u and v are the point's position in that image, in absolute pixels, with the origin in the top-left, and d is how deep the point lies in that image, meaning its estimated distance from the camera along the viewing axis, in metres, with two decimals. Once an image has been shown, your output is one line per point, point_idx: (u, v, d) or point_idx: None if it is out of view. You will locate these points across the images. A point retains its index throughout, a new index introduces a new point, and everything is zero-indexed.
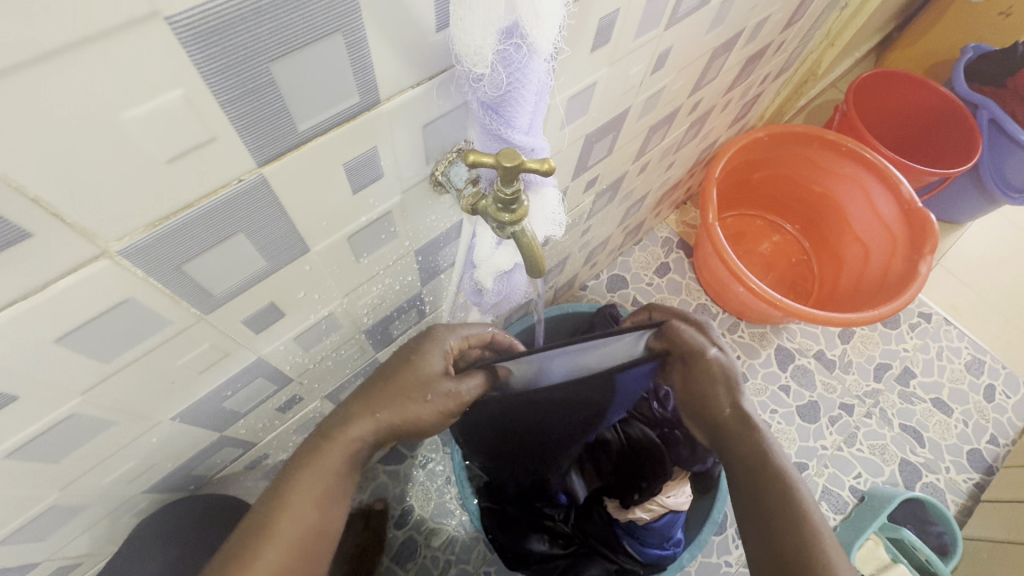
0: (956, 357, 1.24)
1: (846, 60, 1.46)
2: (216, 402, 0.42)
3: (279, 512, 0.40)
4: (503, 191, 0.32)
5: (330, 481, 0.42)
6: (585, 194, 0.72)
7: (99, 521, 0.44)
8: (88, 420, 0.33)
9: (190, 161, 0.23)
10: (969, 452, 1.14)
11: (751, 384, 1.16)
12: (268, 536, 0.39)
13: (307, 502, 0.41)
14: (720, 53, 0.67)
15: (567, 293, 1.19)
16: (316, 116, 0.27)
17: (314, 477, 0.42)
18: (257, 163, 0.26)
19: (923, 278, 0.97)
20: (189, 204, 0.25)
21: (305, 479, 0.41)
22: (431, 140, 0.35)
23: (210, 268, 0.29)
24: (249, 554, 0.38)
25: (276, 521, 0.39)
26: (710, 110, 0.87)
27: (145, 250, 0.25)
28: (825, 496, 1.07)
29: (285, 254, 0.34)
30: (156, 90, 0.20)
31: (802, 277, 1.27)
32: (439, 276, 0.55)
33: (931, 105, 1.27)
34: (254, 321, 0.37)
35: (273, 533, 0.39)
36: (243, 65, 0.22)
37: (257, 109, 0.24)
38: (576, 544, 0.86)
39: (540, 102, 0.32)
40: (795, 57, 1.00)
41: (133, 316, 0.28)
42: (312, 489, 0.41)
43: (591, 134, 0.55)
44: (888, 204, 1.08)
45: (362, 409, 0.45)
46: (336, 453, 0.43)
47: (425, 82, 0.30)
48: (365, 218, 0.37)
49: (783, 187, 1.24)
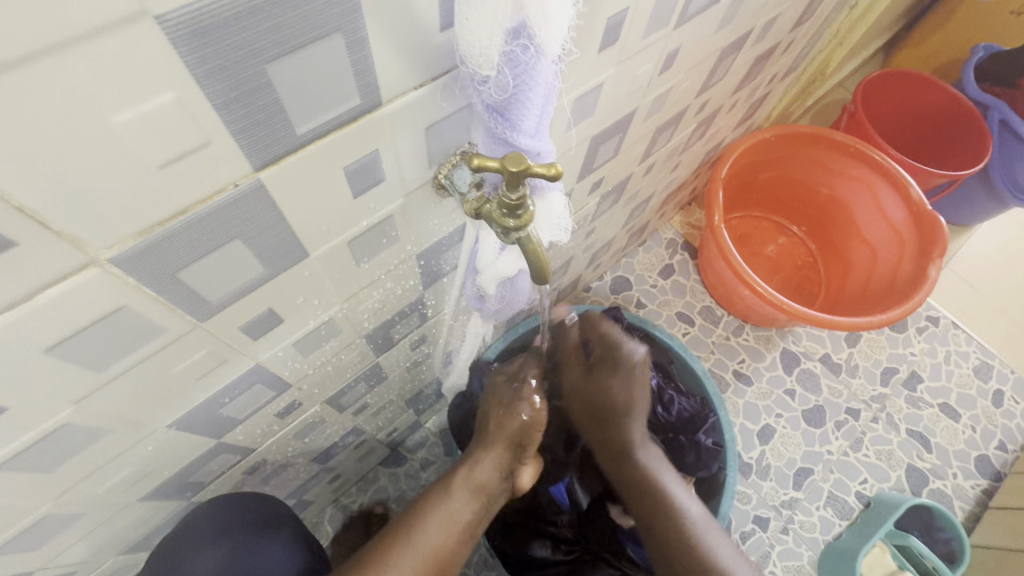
0: (964, 362, 1.22)
1: (854, 59, 1.44)
2: (214, 409, 0.41)
3: (417, 529, 0.50)
4: (509, 196, 0.31)
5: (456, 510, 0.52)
6: (589, 195, 0.70)
7: (96, 529, 0.43)
8: (82, 429, 0.32)
9: (184, 166, 0.22)
10: (977, 457, 1.13)
11: (756, 388, 1.15)
12: (406, 547, 0.48)
13: (439, 525, 0.51)
14: (729, 53, 0.66)
15: (571, 295, 1.17)
16: (315, 119, 0.26)
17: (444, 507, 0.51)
18: (253, 167, 0.25)
19: (932, 282, 0.96)
20: (182, 210, 0.24)
21: (434, 504, 0.52)
22: (434, 143, 0.34)
23: (206, 275, 0.29)
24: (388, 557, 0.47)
25: (413, 537, 0.49)
26: (717, 111, 0.86)
27: (137, 257, 0.24)
28: (831, 501, 1.06)
29: (283, 261, 0.33)
30: (147, 93, 0.19)
31: (808, 280, 1.26)
32: (441, 280, 0.54)
33: (941, 106, 1.26)
34: (253, 327, 0.36)
35: (409, 543, 0.49)
36: (236, 67, 0.21)
37: (253, 113, 0.23)
38: (579, 550, 0.84)
39: (546, 105, 0.31)
40: (804, 57, 0.98)
41: (127, 326, 0.28)
42: (445, 510, 0.52)
43: (597, 136, 0.54)
44: (896, 206, 1.06)
45: (484, 448, 0.55)
46: (461, 485, 0.53)
47: (428, 83, 0.29)
48: (366, 222, 0.36)
49: (790, 189, 1.22)
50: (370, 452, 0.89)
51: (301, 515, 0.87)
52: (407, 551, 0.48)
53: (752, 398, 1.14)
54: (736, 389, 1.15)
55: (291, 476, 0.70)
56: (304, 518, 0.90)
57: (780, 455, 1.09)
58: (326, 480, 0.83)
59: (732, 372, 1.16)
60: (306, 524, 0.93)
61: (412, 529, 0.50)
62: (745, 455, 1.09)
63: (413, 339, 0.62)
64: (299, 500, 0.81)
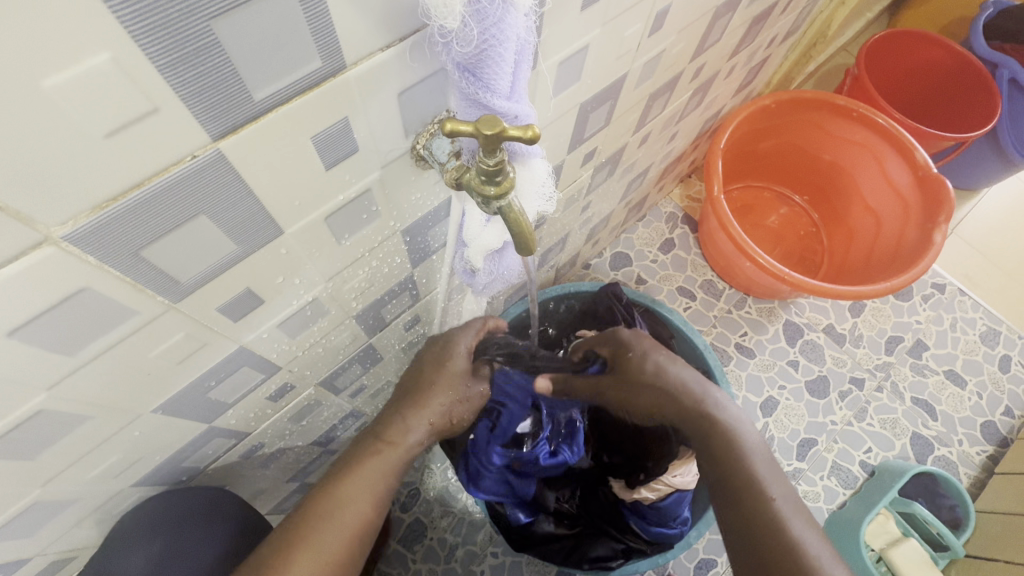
0: (970, 328, 1.21)
1: (857, 21, 1.40)
2: (201, 393, 0.41)
3: (338, 504, 0.46)
4: (486, 162, 0.30)
5: (383, 473, 0.49)
6: (583, 167, 0.69)
7: (90, 516, 0.43)
8: (61, 416, 0.31)
9: (132, 135, 0.21)
10: (983, 424, 1.12)
11: (758, 360, 1.15)
12: (324, 524, 0.45)
13: (362, 497, 0.47)
14: (724, 12, 0.63)
15: (570, 273, 1.16)
16: (272, 85, 0.24)
17: (372, 470, 0.49)
18: (211, 136, 0.24)
19: (938, 247, 0.94)
20: (138, 183, 0.23)
21: (361, 474, 0.48)
22: (408, 111, 0.33)
23: (173, 253, 0.28)
24: (310, 528, 0.44)
25: (332, 513, 0.45)
26: (714, 76, 0.83)
27: (94, 235, 0.23)
28: (835, 471, 1.06)
29: (257, 238, 0.32)
30: (80, 52, 0.18)
31: (811, 250, 1.24)
32: (430, 258, 0.53)
33: (948, 66, 1.22)
34: (232, 309, 0.35)
35: (333, 519, 0.45)
36: (178, 24, 0.20)
37: (202, 74, 0.21)
38: (582, 525, 0.86)
39: (521, 62, 0.29)
40: (804, 17, 0.94)
41: (92, 309, 0.27)
42: (371, 480, 0.48)
43: (585, 104, 0.52)
44: (902, 171, 1.04)
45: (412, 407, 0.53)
46: (395, 452, 0.50)
47: (395, 44, 0.27)
48: (343, 196, 0.35)
49: (791, 157, 1.19)
50: None
51: None
52: (329, 528, 0.45)
53: (755, 370, 1.14)
54: (738, 362, 1.14)
55: (292, 459, 0.70)
56: None
57: (783, 427, 1.09)
58: (329, 463, 0.84)
59: (734, 345, 1.16)
60: None
61: (332, 504, 0.46)
62: None
63: (407, 319, 0.62)
64: (302, 484, 0.81)
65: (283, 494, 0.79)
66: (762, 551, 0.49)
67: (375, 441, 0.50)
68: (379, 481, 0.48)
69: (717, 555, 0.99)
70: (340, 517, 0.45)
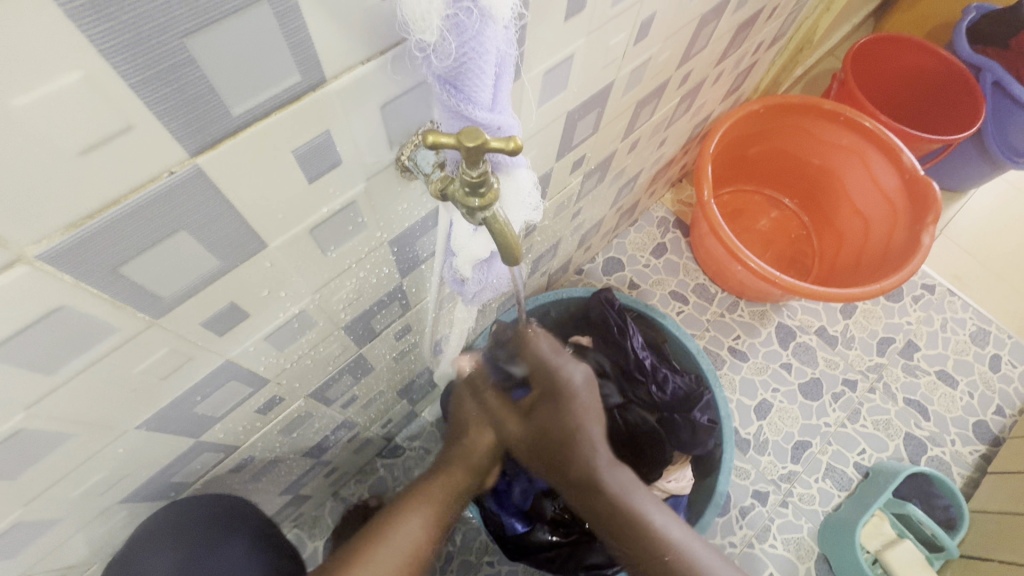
0: (960, 328, 1.21)
1: (843, 26, 1.42)
2: (187, 408, 0.40)
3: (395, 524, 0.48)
4: (469, 174, 0.30)
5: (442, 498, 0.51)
6: (572, 174, 0.69)
7: (75, 535, 0.42)
8: (41, 435, 0.31)
9: (106, 152, 0.21)
10: (975, 423, 1.12)
11: (752, 363, 1.15)
12: (384, 540, 0.47)
13: (421, 519, 0.49)
14: (710, 19, 0.63)
15: (562, 279, 1.16)
16: (251, 100, 0.24)
17: (426, 500, 0.50)
18: (189, 152, 0.24)
19: (926, 249, 0.95)
20: (114, 201, 0.23)
21: (418, 503, 0.50)
22: (392, 123, 0.33)
23: (153, 269, 0.27)
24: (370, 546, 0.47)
25: (391, 532, 0.48)
26: (702, 82, 0.83)
27: (69, 253, 0.23)
28: (829, 473, 1.06)
29: (239, 252, 0.31)
30: (50, 70, 0.18)
31: (802, 252, 1.24)
32: (419, 267, 0.53)
33: (933, 69, 1.24)
34: (216, 323, 0.35)
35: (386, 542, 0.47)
36: (150, 41, 0.19)
37: (176, 91, 0.21)
38: (578, 532, 0.85)
39: (502, 74, 0.29)
40: (789, 24, 0.95)
41: (71, 326, 0.26)
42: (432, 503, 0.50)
43: (572, 112, 0.53)
44: (888, 173, 1.05)
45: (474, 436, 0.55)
46: (446, 482, 0.52)
47: (376, 57, 0.27)
48: (327, 209, 0.35)
49: (780, 161, 1.20)
50: (365, 445, 0.89)
51: (298, 510, 0.88)
52: (387, 544, 0.47)
53: (748, 373, 1.14)
54: (732, 366, 1.14)
55: (283, 472, 0.69)
56: (303, 513, 0.91)
57: (778, 430, 1.09)
58: (322, 474, 0.83)
59: (728, 348, 1.16)
60: (305, 519, 0.93)
61: (394, 521, 0.49)
62: (742, 430, 1.09)
63: (397, 328, 0.61)
64: (295, 496, 0.80)
65: (276, 506, 0.78)
66: (654, 568, 0.53)
67: (429, 473, 0.53)
68: (438, 504, 0.51)
69: None
70: (398, 536, 0.48)
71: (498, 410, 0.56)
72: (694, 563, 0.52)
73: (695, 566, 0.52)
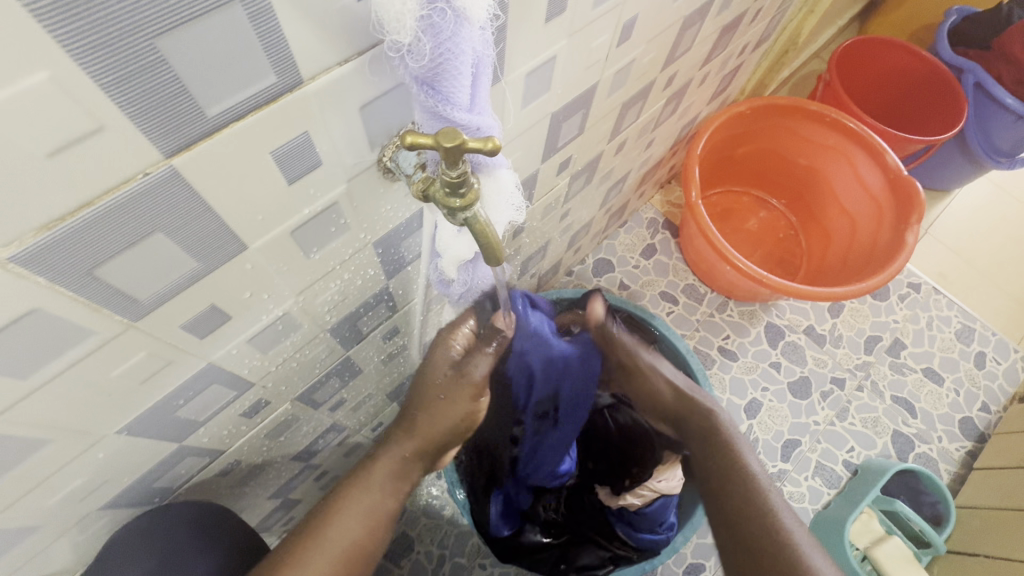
0: (946, 326, 1.23)
1: (827, 29, 1.43)
2: (169, 412, 0.40)
3: (327, 527, 0.47)
4: (449, 174, 0.30)
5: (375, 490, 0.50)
6: (559, 176, 0.69)
7: (54, 543, 0.42)
8: (16, 440, 0.30)
9: (76, 154, 0.21)
10: (961, 420, 1.13)
11: (741, 362, 1.16)
12: (316, 545, 0.46)
13: (357, 517, 0.48)
14: (692, 22, 0.64)
15: (553, 280, 1.17)
16: (225, 101, 0.24)
17: (362, 492, 0.50)
18: (163, 154, 0.24)
19: (910, 247, 0.96)
20: (86, 203, 0.23)
21: (355, 495, 0.50)
22: (372, 124, 0.33)
23: (130, 271, 0.27)
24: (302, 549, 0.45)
25: (323, 539, 0.46)
26: (688, 84, 0.84)
27: (41, 255, 0.23)
28: (819, 471, 1.07)
29: (219, 254, 0.31)
30: (14, 71, 0.18)
31: (790, 252, 1.26)
32: (405, 269, 0.53)
33: (916, 71, 1.26)
34: (196, 326, 0.35)
35: (322, 543, 0.46)
36: (120, 42, 0.19)
37: (148, 92, 0.21)
38: (569, 534, 0.85)
39: (481, 75, 0.29)
40: (774, 26, 0.97)
41: (43, 330, 0.26)
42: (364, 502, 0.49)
43: (557, 113, 0.53)
44: (873, 173, 1.06)
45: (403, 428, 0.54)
46: (382, 473, 0.52)
47: (353, 58, 0.28)
48: (309, 211, 0.35)
49: (767, 161, 1.21)
50: (356, 448, 0.88)
51: (288, 514, 0.87)
52: (318, 549, 0.45)
53: (738, 373, 1.15)
54: (722, 365, 1.15)
55: (272, 476, 0.69)
56: (293, 518, 0.90)
57: (767, 429, 1.10)
58: (312, 478, 0.82)
59: (717, 348, 1.17)
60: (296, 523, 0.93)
61: (327, 523, 0.47)
62: None
63: (385, 331, 0.61)
64: (285, 500, 0.80)
65: (265, 511, 0.77)
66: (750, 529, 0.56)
67: (364, 466, 0.52)
68: (372, 497, 0.50)
69: (705, 560, 0.99)
70: (331, 539, 0.46)
71: (443, 393, 0.56)
72: (783, 524, 0.55)
73: (783, 529, 0.54)
